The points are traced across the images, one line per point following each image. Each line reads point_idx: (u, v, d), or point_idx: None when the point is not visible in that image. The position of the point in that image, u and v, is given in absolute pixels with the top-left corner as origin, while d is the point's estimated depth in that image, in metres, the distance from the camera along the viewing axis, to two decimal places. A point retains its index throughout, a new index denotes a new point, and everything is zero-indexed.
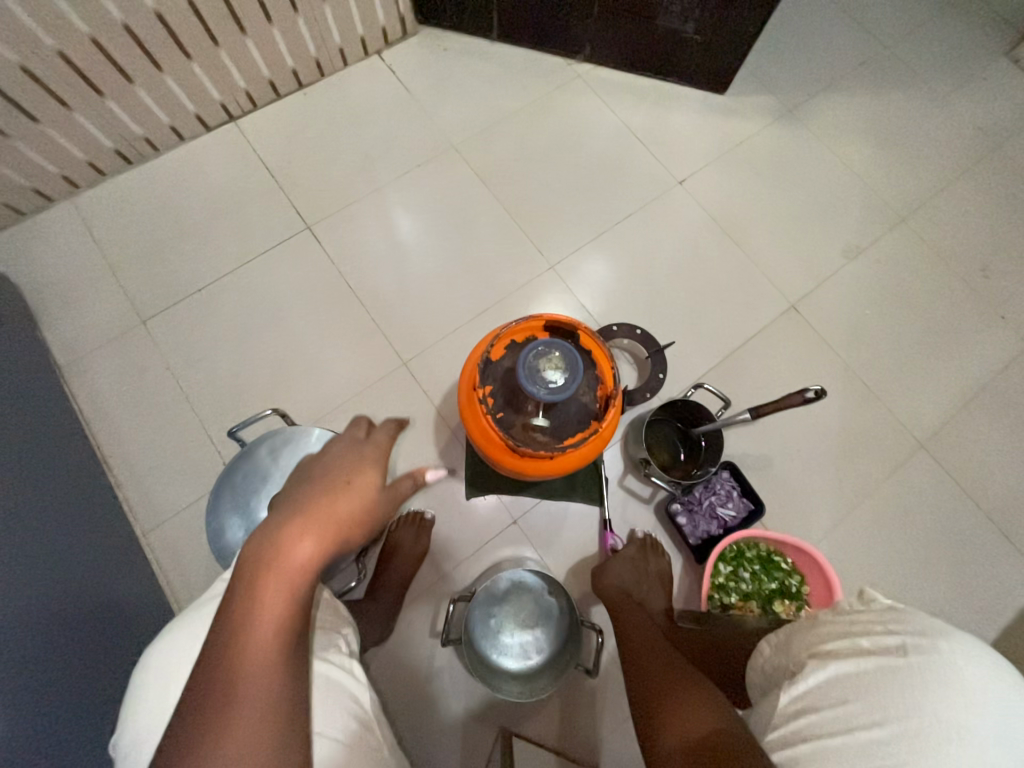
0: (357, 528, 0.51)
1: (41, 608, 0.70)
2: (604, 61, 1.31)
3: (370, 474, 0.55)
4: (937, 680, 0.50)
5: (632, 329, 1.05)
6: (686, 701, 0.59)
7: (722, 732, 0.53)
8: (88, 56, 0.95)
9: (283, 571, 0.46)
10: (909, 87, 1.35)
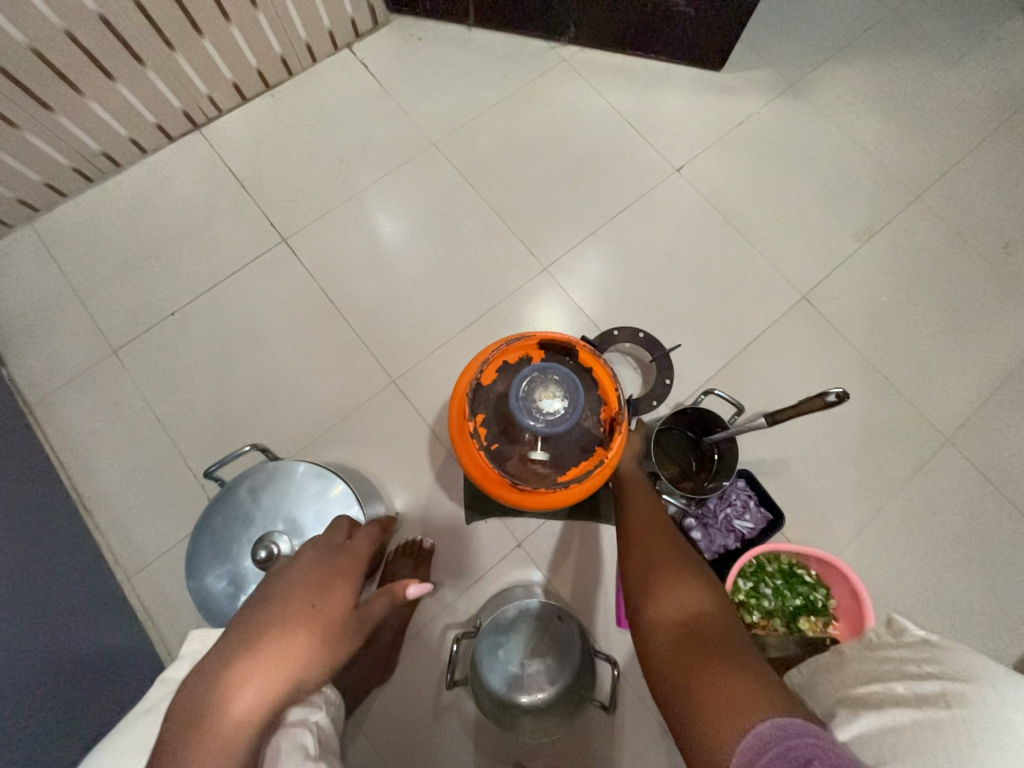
0: (316, 664, 0.47)
1: (11, 678, 0.64)
2: (589, 41, 1.22)
3: (337, 597, 0.52)
4: (988, 739, 0.41)
5: (634, 332, 0.96)
6: (677, 580, 0.57)
7: (708, 618, 0.51)
8: (28, 67, 0.87)
9: (220, 725, 0.41)
10: (918, 52, 1.26)
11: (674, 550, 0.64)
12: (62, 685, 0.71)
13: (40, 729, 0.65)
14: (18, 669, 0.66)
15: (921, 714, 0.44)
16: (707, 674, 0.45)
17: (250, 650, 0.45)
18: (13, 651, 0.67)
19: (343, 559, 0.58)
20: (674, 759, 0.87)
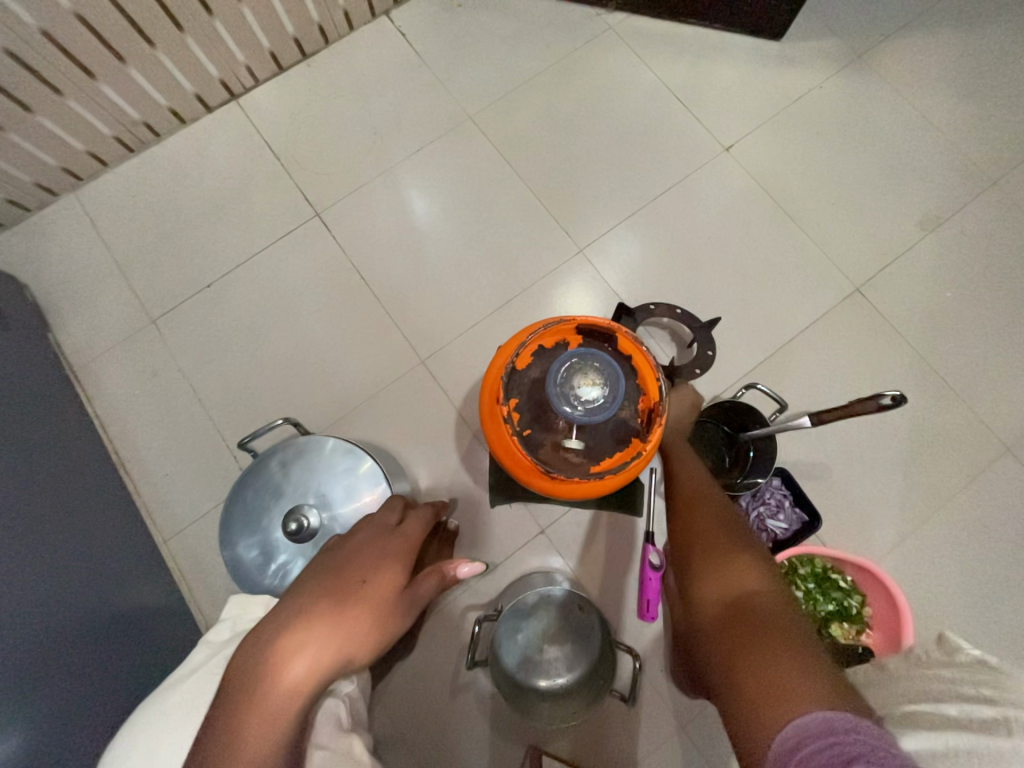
0: (362, 645, 0.46)
1: (51, 632, 0.67)
2: (638, 8, 1.15)
3: (388, 577, 0.52)
4: None
5: (672, 308, 0.93)
6: (730, 556, 0.52)
7: (759, 598, 0.47)
8: (73, 34, 0.87)
9: (277, 693, 0.42)
10: (1007, 19, 1.14)
11: (719, 518, 0.59)
12: (101, 640, 0.74)
13: (77, 682, 0.68)
14: (61, 621, 0.69)
15: (977, 737, 0.41)
16: (752, 661, 0.41)
17: (305, 620, 0.45)
18: (54, 605, 0.69)
19: (396, 538, 0.58)
20: (689, 755, 0.87)
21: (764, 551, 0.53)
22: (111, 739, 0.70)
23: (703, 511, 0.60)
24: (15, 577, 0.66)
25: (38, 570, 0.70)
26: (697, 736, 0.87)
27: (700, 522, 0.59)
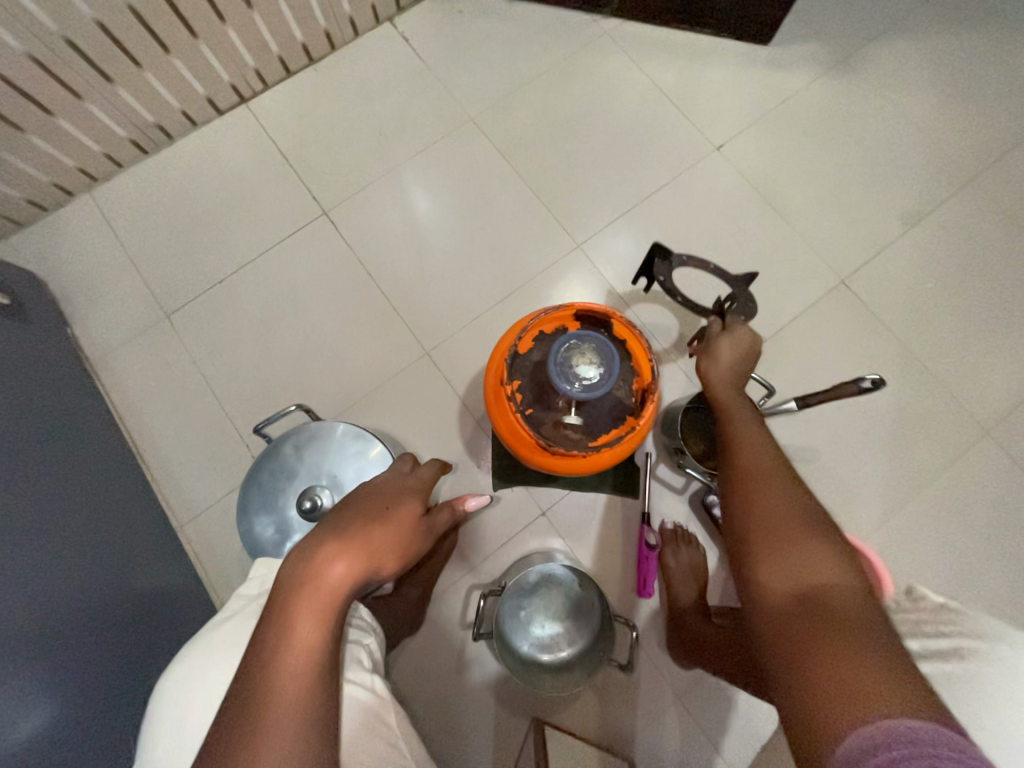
0: (390, 558, 0.51)
1: (71, 609, 0.70)
2: (631, 14, 1.20)
3: (408, 507, 0.56)
4: (999, 688, 0.48)
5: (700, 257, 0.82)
6: (804, 542, 0.49)
7: (840, 593, 0.44)
8: (92, 40, 0.92)
9: (321, 590, 0.45)
10: (984, 24, 1.19)
11: (789, 493, 0.54)
12: (119, 618, 0.78)
13: (94, 658, 0.71)
14: (81, 600, 0.72)
15: (940, 667, 0.51)
16: (832, 659, 0.40)
17: (341, 534, 0.49)
18: (73, 584, 0.72)
19: (411, 479, 0.62)
20: (684, 725, 0.91)
21: (841, 538, 0.50)
22: (119, 715, 0.73)
23: (771, 484, 0.56)
24: (38, 557, 0.69)
25: (62, 550, 0.74)
26: (693, 705, 0.91)
27: (766, 498, 0.54)
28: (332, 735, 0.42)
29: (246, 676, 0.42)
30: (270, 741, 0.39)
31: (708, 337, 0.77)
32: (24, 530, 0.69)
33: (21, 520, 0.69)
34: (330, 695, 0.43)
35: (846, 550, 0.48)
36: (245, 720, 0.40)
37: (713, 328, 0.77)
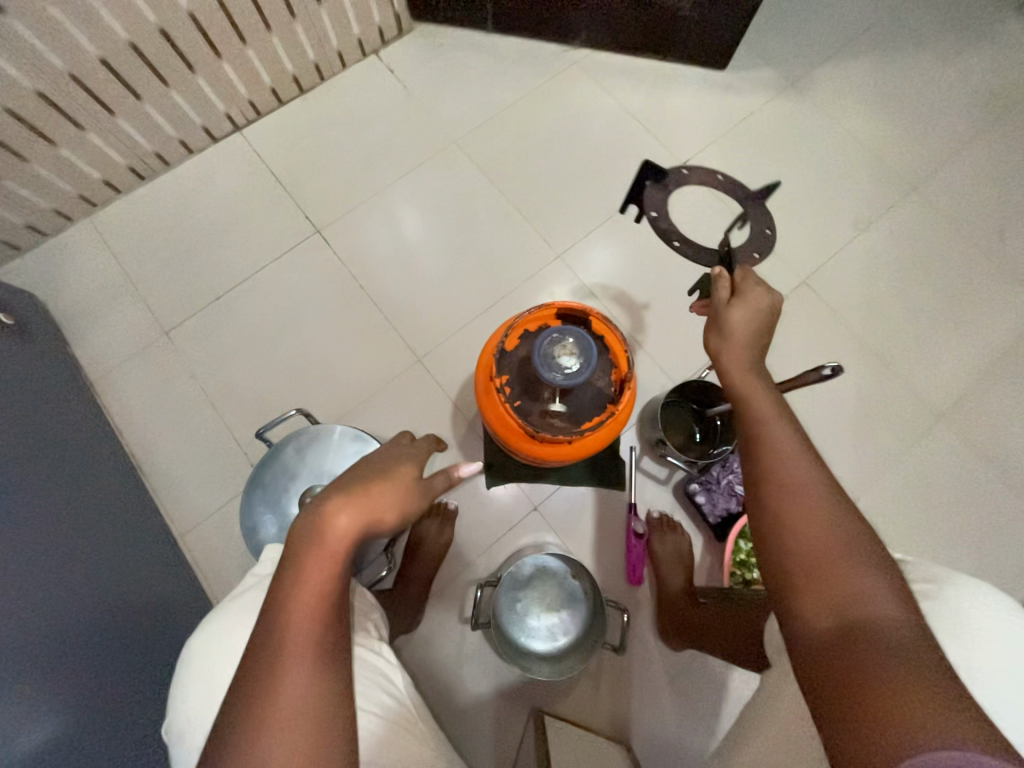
0: (390, 510, 0.53)
1: (73, 620, 0.71)
2: (599, 45, 1.30)
3: (405, 468, 0.57)
4: (948, 620, 0.57)
5: (711, 172, 0.87)
6: (853, 566, 0.47)
7: (879, 626, 0.44)
8: (96, 75, 0.98)
9: (327, 539, 0.48)
10: (915, 49, 1.32)
11: (819, 505, 0.51)
12: (121, 629, 0.79)
13: (97, 668, 0.72)
14: (85, 607, 0.74)
15: None
16: (877, 700, 0.41)
17: (342, 490, 0.52)
18: (75, 595, 0.74)
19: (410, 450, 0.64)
20: (679, 705, 0.94)
21: (876, 553, 0.48)
22: (127, 717, 0.74)
23: (800, 496, 0.52)
24: (41, 568, 0.71)
25: (64, 560, 0.75)
26: (687, 687, 0.95)
27: (796, 514, 0.51)
28: (342, 667, 0.47)
29: (265, 617, 0.46)
30: (294, 670, 0.44)
31: (715, 306, 0.69)
32: (27, 542, 0.71)
33: (24, 531, 0.71)
34: (339, 630, 0.48)
35: (890, 570, 0.47)
36: (270, 652, 0.44)
37: (721, 296, 0.69)
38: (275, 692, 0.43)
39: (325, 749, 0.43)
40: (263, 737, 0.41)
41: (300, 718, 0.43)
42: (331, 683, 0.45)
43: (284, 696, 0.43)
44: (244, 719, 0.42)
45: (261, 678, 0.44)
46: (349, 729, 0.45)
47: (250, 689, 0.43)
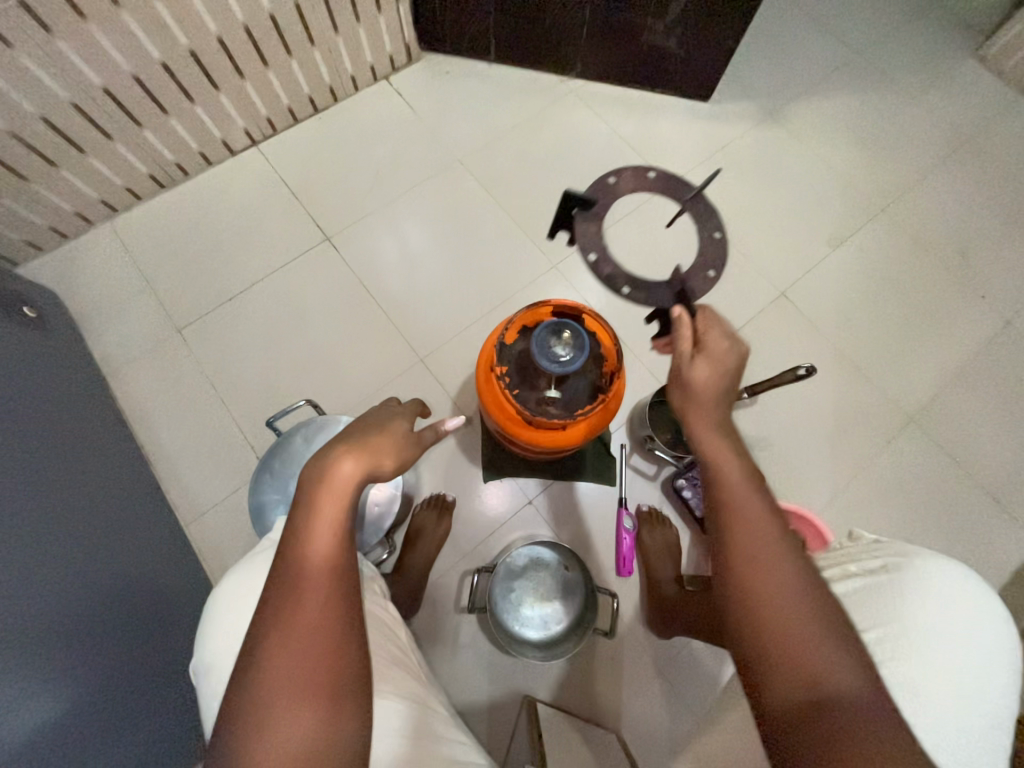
0: (388, 457, 0.61)
1: (91, 601, 0.73)
2: (593, 75, 1.41)
3: (398, 424, 0.66)
4: (910, 590, 0.63)
5: (640, 173, 0.84)
6: (819, 635, 0.48)
7: (846, 696, 0.46)
8: (128, 90, 1.05)
9: (336, 482, 0.56)
10: (882, 86, 1.44)
11: (789, 571, 0.51)
12: (138, 610, 0.81)
13: (116, 646, 0.74)
14: (103, 583, 0.77)
15: (868, 580, 0.66)
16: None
17: (344, 442, 0.60)
18: (92, 577, 0.75)
19: (400, 408, 0.72)
20: (666, 694, 0.97)
21: (841, 618, 0.49)
22: (143, 694, 0.76)
23: (773, 563, 0.52)
24: (61, 548, 0.73)
25: (82, 540, 0.78)
26: (674, 676, 0.98)
27: (767, 582, 0.51)
28: (353, 591, 0.55)
29: (284, 551, 0.54)
30: (312, 591, 0.52)
31: (679, 359, 0.66)
32: (46, 521, 0.73)
33: (41, 513, 0.73)
34: (349, 560, 0.55)
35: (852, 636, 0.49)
36: (291, 578, 0.52)
37: (683, 349, 0.66)
38: (297, 606, 0.51)
39: (342, 656, 0.51)
40: (289, 644, 0.49)
41: (320, 629, 0.51)
42: (346, 602, 0.53)
43: (304, 612, 0.51)
44: (271, 631, 0.50)
45: (284, 597, 0.52)
46: (359, 642, 0.53)
47: (275, 608, 0.51)
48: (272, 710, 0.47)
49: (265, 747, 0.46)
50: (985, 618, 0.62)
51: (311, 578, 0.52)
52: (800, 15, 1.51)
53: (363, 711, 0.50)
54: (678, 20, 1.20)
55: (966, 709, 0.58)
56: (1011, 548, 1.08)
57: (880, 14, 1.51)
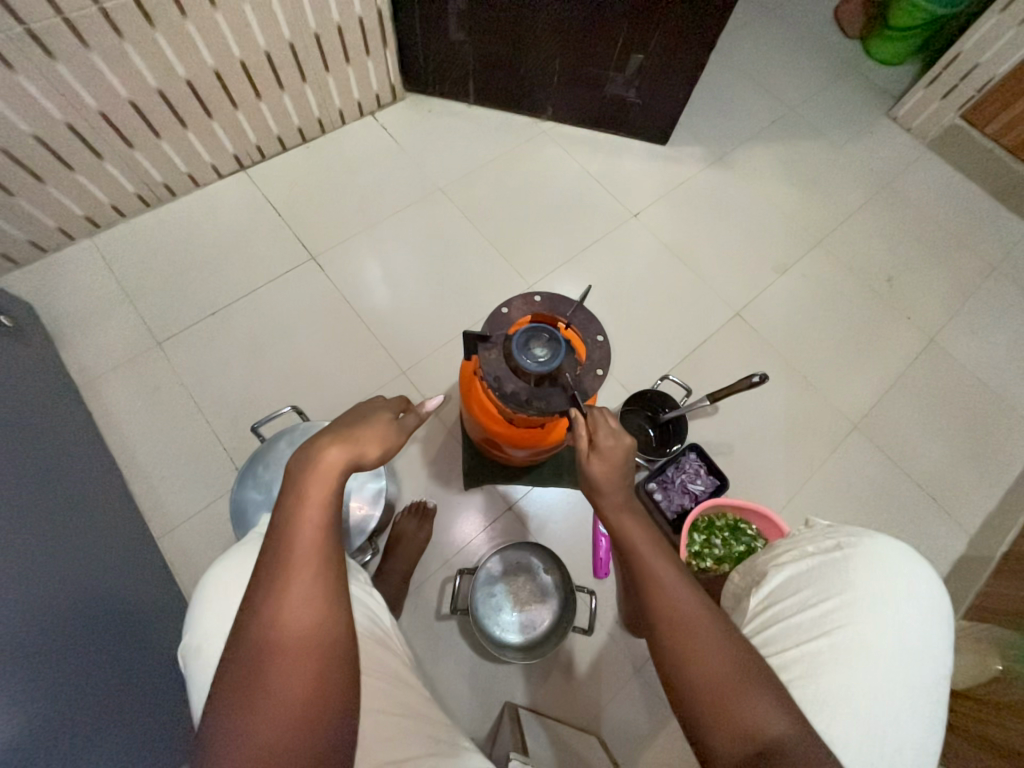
0: (372, 446, 0.65)
1: (62, 610, 0.70)
2: (562, 119, 1.56)
3: (382, 415, 0.70)
4: (861, 563, 0.68)
5: (528, 298, 0.84)
6: (747, 691, 0.54)
7: (775, 738, 0.52)
8: (122, 114, 1.10)
9: (321, 467, 0.60)
10: (813, 137, 1.65)
11: (713, 629, 0.58)
12: (112, 623, 0.78)
13: (88, 661, 0.70)
14: (76, 589, 0.75)
15: (823, 556, 0.70)
16: None
17: (330, 432, 0.64)
18: (60, 587, 0.72)
19: (383, 401, 0.75)
20: (644, 695, 0.99)
21: (757, 664, 0.57)
22: (120, 705, 0.74)
23: (699, 627, 0.58)
24: (29, 556, 0.70)
25: (55, 547, 0.76)
26: (651, 676, 1.01)
27: (699, 645, 0.57)
28: (338, 570, 0.57)
29: (272, 532, 0.56)
30: (299, 570, 0.54)
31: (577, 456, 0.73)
32: (15, 526, 0.72)
33: (9, 520, 0.71)
34: (335, 539, 0.58)
35: (769, 677, 0.56)
36: (279, 559, 0.54)
37: (581, 447, 0.73)
38: (285, 581, 0.53)
39: (329, 630, 0.53)
40: (278, 621, 0.51)
41: (308, 605, 0.53)
42: (332, 578, 0.56)
43: (293, 590, 0.53)
44: (261, 607, 0.52)
45: (273, 576, 0.54)
46: (346, 618, 0.55)
47: (264, 587, 0.53)
48: (261, 684, 0.49)
49: (253, 723, 0.47)
50: (926, 581, 0.68)
51: (298, 555, 0.54)
52: (741, 75, 1.72)
53: (349, 685, 0.52)
54: (637, 74, 1.36)
55: (911, 667, 0.64)
56: (948, 542, 1.18)
57: (809, 77, 1.75)
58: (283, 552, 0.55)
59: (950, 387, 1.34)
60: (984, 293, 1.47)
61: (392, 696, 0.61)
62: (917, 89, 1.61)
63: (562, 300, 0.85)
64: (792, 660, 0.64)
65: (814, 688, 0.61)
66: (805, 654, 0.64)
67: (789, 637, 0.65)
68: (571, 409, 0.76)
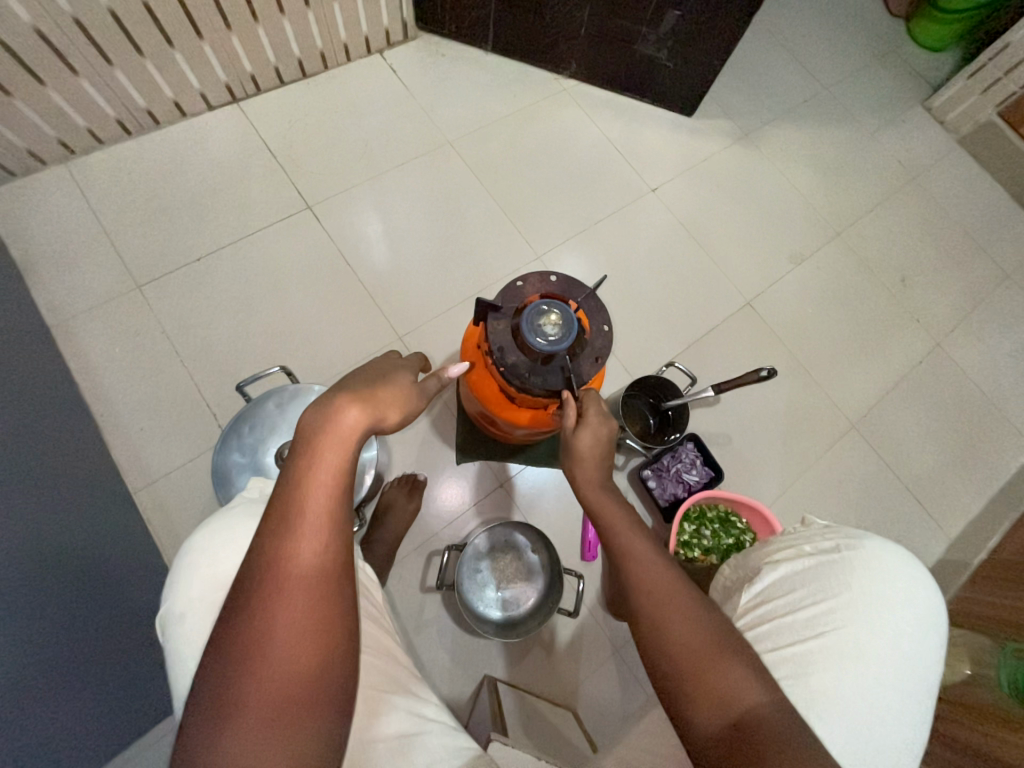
0: (392, 409, 0.61)
1: (16, 565, 0.66)
2: (586, 77, 1.45)
3: (401, 376, 0.65)
4: (861, 565, 0.63)
5: (544, 275, 0.79)
6: (729, 666, 0.51)
7: (755, 715, 0.49)
8: (102, 25, 0.98)
9: (339, 428, 0.55)
10: (845, 121, 1.57)
11: (697, 603, 0.55)
12: (71, 579, 0.73)
13: (45, 620, 0.67)
14: (44, 544, 0.72)
15: (821, 555, 0.65)
16: None
17: (348, 391, 0.59)
18: (15, 541, 0.68)
19: (399, 362, 0.70)
20: (621, 676, 1.01)
21: (743, 644, 0.54)
22: (88, 662, 0.73)
23: (685, 597, 0.55)
24: None
25: (15, 500, 0.72)
26: (629, 658, 1.02)
27: (685, 616, 0.54)
28: (346, 532, 0.53)
29: (280, 492, 0.52)
30: (298, 530, 0.50)
31: (569, 427, 0.71)
32: None
33: None
34: (346, 502, 0.54)
35: (755, 658, 0.53)
36: (286, 522, 0.50)
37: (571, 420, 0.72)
38: (285, 542, 0.50)
39: (333, 611, 0.49)
40: (279, 597, 0.48)
41: (313, 581, 0.49)
42: (338, 544, 0.52)
43: (292, 551, 0.49)
44: (263, 573, 0.49)
45: (274, 547, 0.50)
46: (350, 602, 0.52)
47: (267, 551, 0.50)
48: (255, 643, 0.46)
49: (245, 683, 0.45)
50: (923, 587, 0.63)
51: (306, 515, 0.51)
52: (777, 47, 1.61)
53: (343, 652, 0.49)
54: (670, 35, 1.25)
55: (903, 674, 0.59)
56: (930, 547, 1.20)
57: (847, 55, 1.64)
58: (290, 512, 0.51)
59: (951, 394, 1.33)
60: (996, 300, 1.44)
61: (383, 672, 0.60)
62: (958, 79, 1.53)
63: (578, 281, 0.80)
64: (779, 661, 0.59)
65: (800, 691, 0.57)
66: (793, 655, 0.59)
67: (778, 636, 0.60)
68: (564, 390, 0.74)
